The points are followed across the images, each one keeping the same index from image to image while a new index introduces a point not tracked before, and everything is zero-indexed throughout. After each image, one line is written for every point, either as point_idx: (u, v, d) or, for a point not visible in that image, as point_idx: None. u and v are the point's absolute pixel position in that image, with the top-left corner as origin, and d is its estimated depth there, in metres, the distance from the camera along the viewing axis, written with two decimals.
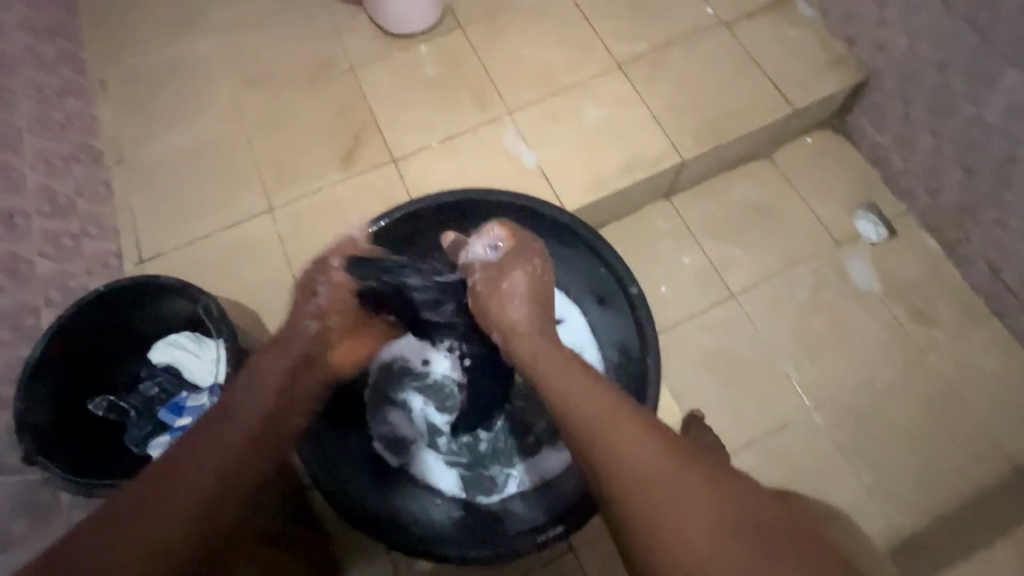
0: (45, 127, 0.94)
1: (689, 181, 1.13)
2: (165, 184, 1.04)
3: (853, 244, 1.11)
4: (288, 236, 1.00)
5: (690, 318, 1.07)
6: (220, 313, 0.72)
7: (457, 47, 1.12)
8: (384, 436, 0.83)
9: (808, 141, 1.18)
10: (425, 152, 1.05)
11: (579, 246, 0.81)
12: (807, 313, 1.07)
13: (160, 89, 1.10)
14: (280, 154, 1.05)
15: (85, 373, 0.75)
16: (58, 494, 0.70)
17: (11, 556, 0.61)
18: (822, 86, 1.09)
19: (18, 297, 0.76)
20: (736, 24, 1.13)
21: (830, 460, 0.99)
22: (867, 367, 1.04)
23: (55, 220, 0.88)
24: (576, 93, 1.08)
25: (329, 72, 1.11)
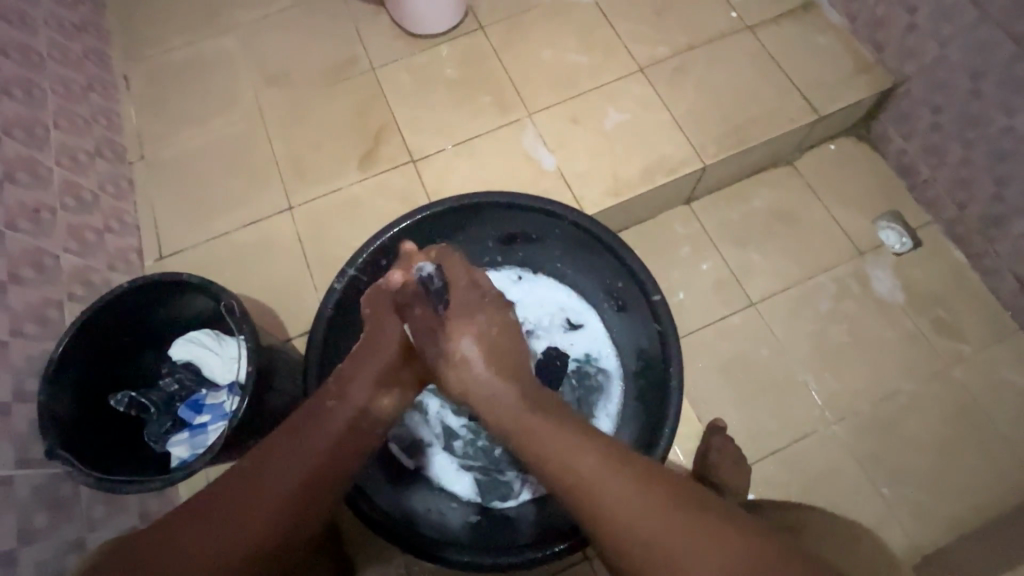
0: (70, 122, 0.95)
1: (710, 188, 1.12)
2: (185, 181, 1.04)
3: (877, 253, 1.09)
4: (307, 235, 1.00)
5: (708, 326, 1.05)
6: (242, 311, 0.71)
7: (477, 49, 1.12)
8: (400, 438, 0.83)
9: (832, 148, 1.16)
10: (443, 154, 1.05)
11: (601, 251, 0.80)
12: (829, 323, 1.05)
13: (184, 86, 1.11)
14: (300, 154, 1.05)
15: (105, 366, 0.75)
16: (78, 488, 0.70)
17: (36, 549, 0.62)
18: (849, 93, 1.07)
19: (43, 291, 0.77)
20: (761, 30, 1.12)
21: (850, 473, 0.97)
22: (891, 381, 1.02)
23: (79, 215, 0.89)
24: (598, 97, 1.08)
25: (350, 72, 1.11)
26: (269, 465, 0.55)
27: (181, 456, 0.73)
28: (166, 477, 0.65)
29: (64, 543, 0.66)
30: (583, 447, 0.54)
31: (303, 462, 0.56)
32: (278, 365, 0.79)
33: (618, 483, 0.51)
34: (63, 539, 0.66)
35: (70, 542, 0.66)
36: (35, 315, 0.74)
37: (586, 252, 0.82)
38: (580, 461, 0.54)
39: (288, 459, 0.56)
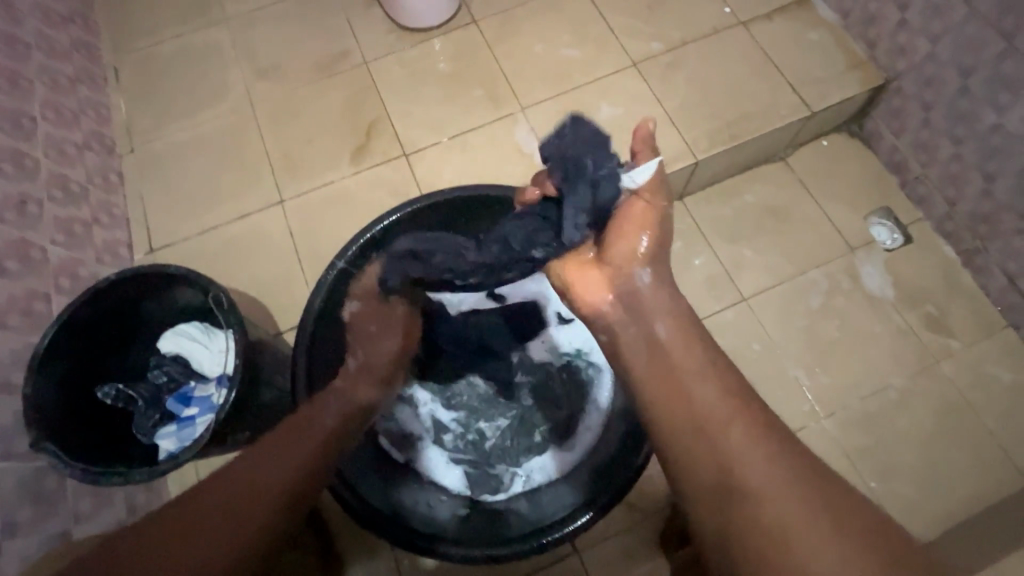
0: (58, 114, 0.94)
1: (702, 184, 1.12)
2: (175, 174, 1.04)
3: (868, 249, 1.10)
4: (298, 229, 1.00)
5: (700, 321, 1.06)
6: (230, 304, 0.71)
7: (471, 43, 1.12)
8: (390, 432, 0.82)
9: (824, 144, 1.16)
10: (436, 148, 1.04)
11: None
12: (819, 319, 1.06)
13: (174, 79, 1.10)
14: (292, 147, 1.05)
15: (93, 359, 0.75)
16: (65, 481, 0.70)
17: (20, 542, 0.61)
18: (840, 90, 1.07)
19: (29, 284, 0.76)
20: (754, 25, 1.12)
21: (839, 468, 0.98)
22: (880, 377, 1.02)
23: (67, 208, 0.88)
24: (591, 92, 1.07)
25: (343, 65, 1.11)
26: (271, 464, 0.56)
27: (169, 448, 0.73)
28: (152, 469, 0.65)
29: (49, 536, 0.65)
30: (718, 386, 0.56)
31: (298, 459, 0.58)
32: (267, 358, 0.79)
33: (740, 436, 0.52)
34: (48, 532, 0.65)
35: (55, 536, 0.66)
36: (21, 307, 0.74)
37: None
38: (706, 397, 0.55)
39: (287, 458, 0.58)
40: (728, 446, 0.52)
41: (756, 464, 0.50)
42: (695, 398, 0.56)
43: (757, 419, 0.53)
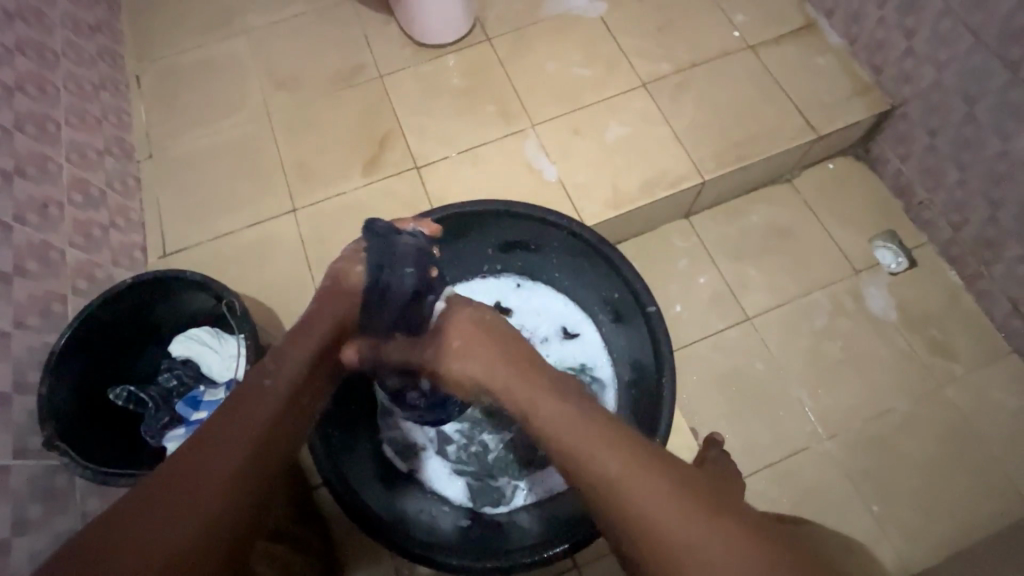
0: (81, 120, 0.97)
1: (709, 203, 1.13)
2: (191, 181, 1.06)
3: (872, 271, 1.10)
4: (309, 238, 1.02)
5: (704, 339, 1.06)
6: (243, 310, 0.72)
7: (484, 59, 1.14)
8: (395, 441, 0.83)
9: (830, 167, 1.18)
10: (447, 162, 1.06)
11: (599, 262, 0.81)
12: (823, 340, 1.06)
13: (194, 88, 1.13)
14: (306, 157, 1.07)
15: (106, 361, 0.76)
16: (74, 480, 0.70)
17: (29, 539, 0.62)
18: (847, 114, 1.09)
19: (47, 284, 0.77)
20: (762, 49, 1.14)
21: (841, 490, 0.97)
22: (883, 399, 1.03)
23: (86, 211, 0.90)
24: (600, 111, 1.10)
25: (358, 78, 1.13)
26: (204, 451, 0.50)
27: None
28: None
29: (57, 534, 0.66)
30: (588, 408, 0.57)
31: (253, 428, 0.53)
32: None
33: (612, 458, 0.51)
34: (56, 530, 0.66)
35: (63, 534, 0.66)
36: (38, 307, 0.75)
37: (584, 262, 0.84)
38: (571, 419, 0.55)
39: (231, 436, 0.51)
40: (604, 473, 0.50)
41: (638, 487, 0.48)
42: (560, 429, 0.55)
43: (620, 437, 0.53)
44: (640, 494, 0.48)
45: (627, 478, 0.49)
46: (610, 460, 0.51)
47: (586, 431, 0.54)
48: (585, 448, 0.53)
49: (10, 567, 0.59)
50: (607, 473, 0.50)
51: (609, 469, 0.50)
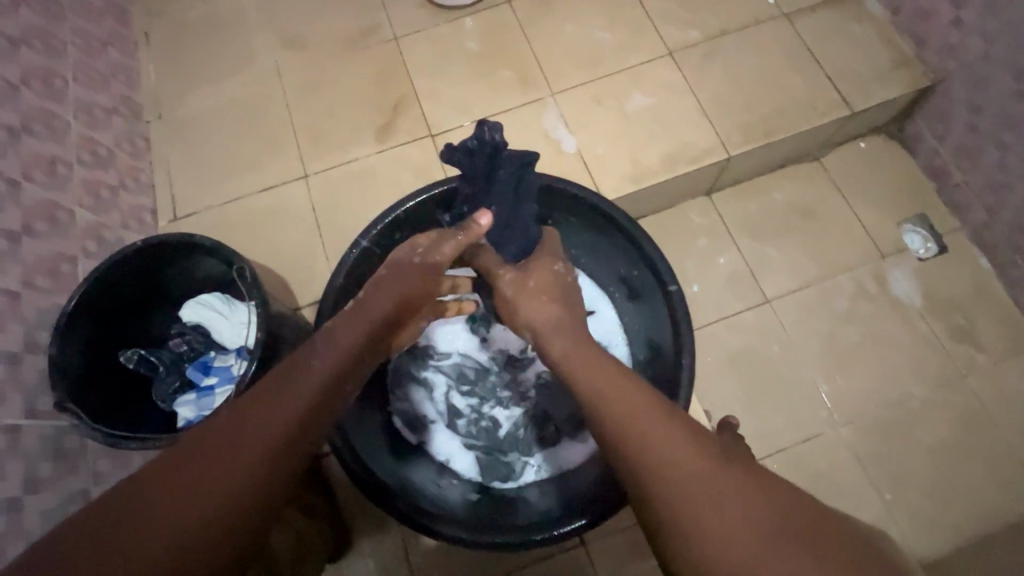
0: (88, 77, 0.94)
1: (731, 180, 1.09)
2: (201, 143, 1.04)
3: (899, 256, 1.07)
4: (321, 205, 0.99)
5: (721, 319, 1.04)
6: (254, 277, 0.71)
7: (503, 22, 1.09)
8: (405, 413, 0.83)
9: (861, 145, 1.13)
10: (462, 130, 1.03)
11: (618, 237, 0.78)
12: (844, 324, 1.03)
13: (203, 47, 1.10)
14: (318, 122, 1.04)
15: (116, 324, 0.75)
16: (85, 441, 0.70)
17: (41, 497, 0.62)
18: (884, 89, 1.03)
19: (56, 246, 0.76)
20: (797, 17, 1.08)
21: (853, 476, 0.96)
22: (903, 387, 1.00)
23: (95, 170, 0.88)
24: (623, 79, 1.05)
25: (371, 40, 1.09)
26: (257, 413, 0.48)
27: (187, 417, 0.72)
28: (172, 436, 0.65)
29: (68, 494, 0.66)
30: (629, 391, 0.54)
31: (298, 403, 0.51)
32: (288, 332, 0.78)
33: (657, 429, 0.49)
34: (67, 490, 0.66)
35: (75, 494, 0.67)
36: (47, 268, 0.74)
37: (603, 237, 0.81)
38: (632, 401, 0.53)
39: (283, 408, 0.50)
40: (645, 438, 0.49)
41: (680, 458, 0.46)
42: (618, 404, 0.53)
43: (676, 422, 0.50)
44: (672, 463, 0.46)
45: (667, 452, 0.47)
46: (656, 432, 0.49)
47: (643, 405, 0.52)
48: (634, 422, 0.51)
49: (22, 525, 0.59)
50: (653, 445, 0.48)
51: (656, 439, 0.48)
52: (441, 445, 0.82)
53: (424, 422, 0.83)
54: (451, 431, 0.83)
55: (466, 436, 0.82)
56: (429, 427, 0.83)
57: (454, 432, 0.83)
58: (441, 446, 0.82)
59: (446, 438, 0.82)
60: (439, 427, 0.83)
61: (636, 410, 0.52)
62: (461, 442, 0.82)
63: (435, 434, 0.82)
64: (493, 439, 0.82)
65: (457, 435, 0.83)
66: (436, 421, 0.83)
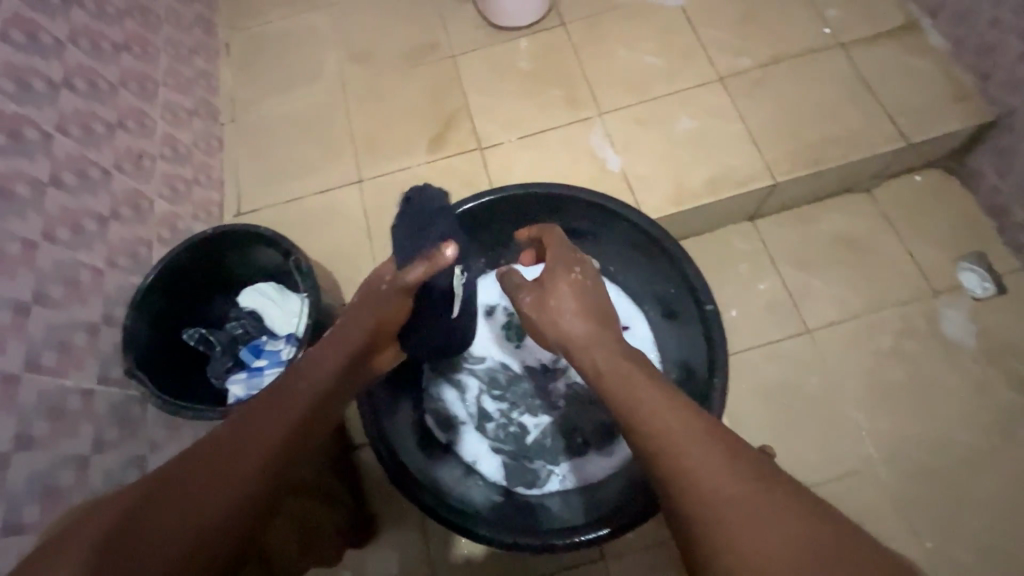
0: (176, 81, 1.03)
1: (776, 208, 1.09)
2: (268, 145, 1.12)
3: (953, 294, 1.03)
4: (372, 209, 1.05)
5: (757, 346, 1.02)
6: (308, 269, 0.76)
7: (557, 44, 1.13)
8: (436, 411, 0.86)
9: (916, 179, 1.10)
10: (510, 144, 1.07)
11: (657, 255, 0.79)
12: (889, 361, 1.00)
13: (277, 58, 1.19)
14: (376, 131, 1.10)
15: (184, 305, 0.82)
16: (146, 411, 0.76)
17: (105, 458, 0.68)
18: (943, 122, 1.01)
19: (137, 231, 0.84)
20: (853, 48, 1.07)
21: (892, 520, 0.92)
22: (952, 431, 0.96)
23: (174, 165, 0.97)
24: (672, 103, 1.06)
25: (430, 57, 1.15)
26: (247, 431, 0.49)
27: (237, 394, 0.77)
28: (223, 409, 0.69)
29: (128, 458, 0.71)
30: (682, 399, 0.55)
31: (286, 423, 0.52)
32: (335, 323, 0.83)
33: (688, 443, 0.48)
34: (127, 453, 0.72)
35: (133, 459, 0.72)
36: (128, 251, 0.81)
37: (642, 255, 0.82)
38: (661, 409, 0.52)
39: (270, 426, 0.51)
40: (672, 447, 0.49)
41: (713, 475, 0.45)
42: (647, 414, 0.52)
43: (709, 433, 0.49)
44: (705, 480, 0.45)
45: (698, 464, 0.46)
46: (686, 443, 0.48)
47: (671, 416, 0.51)
48: (664, 431, 0.50)
49: (88, 480, 0.64)
50: (684, 459, 0.47)
51: (688, 457, 0.47)
52: (468, 448, 0.84)
53: (454, 423, 0.85)
54: (479, 434, 0.85)
55: (494, 441, 0.84)
56: (458, 428, 0.85)
57: (483, 436, 0.85)
58: (469, 448, 0.84)
59: (473, 442, 0.84)
60: (468, 430, 0.85)
61: (664, 416, 0.51)
62: (488, 445, 0.84)
63: (465, 436, 0.85)
64: (520, 446, 0.84)
65: (485, 439, 0.85)
66: (465, 424, 0.85)
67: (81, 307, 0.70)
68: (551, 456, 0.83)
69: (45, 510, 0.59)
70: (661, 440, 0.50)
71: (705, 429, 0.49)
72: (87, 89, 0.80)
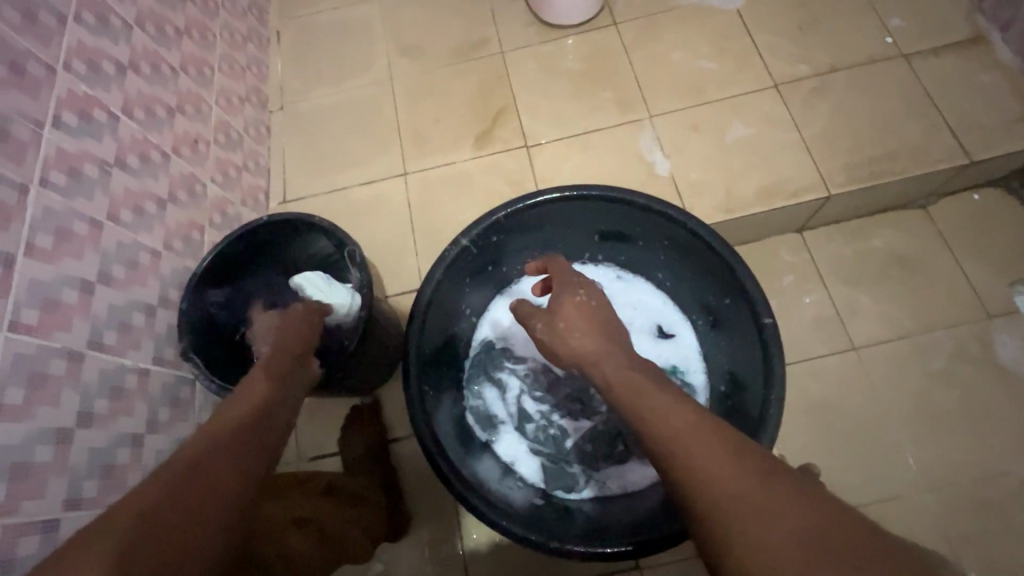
0: (230, 67, 1.04)
1: (826, 220, 1.06)
2: (315, 135, 1.12)
3: (1009, 319, 0.99)
4: (416, 203, 1.05)
5: (800, 361, 1.00)
6: (362, 260, 0.76)
7: (608, 44, 1.12)
8: (477, 410, 0.86)
9: (975, 197, 1.07)
10: (557, 144, 1.06)
11: (712, 264, 0.77)
12: (938, 385, 0.97)
13: (327, 48, 1.19)
14: (423, 124, 1.10)
15: (236, 289, 0.84)
16: (195, 393, 0.77)
17: (156, 438, 0.69)
18: (1009, 140, 0.97)
19: (191, 215, 0.85)
20: (917, 60, 1.04)
21: (934, 547, 0.89)
22: (1002, 460, 0.93)
23: (226, 151, 0.98)
24: (725, 108, 1.04)
25: (479, 52, 1.15)
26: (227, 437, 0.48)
27: None
28: None
29: (177, 439, 0.73)
30: None
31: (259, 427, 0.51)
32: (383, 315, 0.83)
33: (707, 448, 0.47)
34: (177, 434, 0.73)
35: (182, 440, 0.73)
36: (183, 234, 0.82)
37: (695, 263, 0.80)
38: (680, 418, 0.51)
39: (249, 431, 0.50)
40: (690, 452, 0.48)
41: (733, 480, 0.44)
42: (666, 421, 0.51)
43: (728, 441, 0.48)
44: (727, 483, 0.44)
45: (715, 469, 0.45)
46: (705, 448, 0.47)
47: (691, 423, 0.50)
48: (682, 438, 0.49)
49: (140, 459, 0.66)
50: (702, 465, 0.46)
51: (705, 464, 0.46)
52: (507, 449, 0.84)
53: (494, 422, 0.85)
54: (518, 436, 0.85)
55: (534, 443, 0.84)
56: (498, 428, 0.85)
57: (522, 438, 0.84)
58: (508, 449, 0.84)
59: (512, 443, 0.84)
60: (508, 430, 0.85)
61: (678, 423, 0.50)
62: (528, 447, 0.84)
63: (505, 436, 0.85)
64: (560, 449, 0.83)
65: (525, 441, 0.84)
66: (504, 424, 0.85)
67: (140, 288, 0.71)
68: (590, 461, 0.82)
69: (102, 486, 0.60)
70: (680, 447, 0.48)
71: (718, 434, 0.48)
72: (151, 73, 0.81)
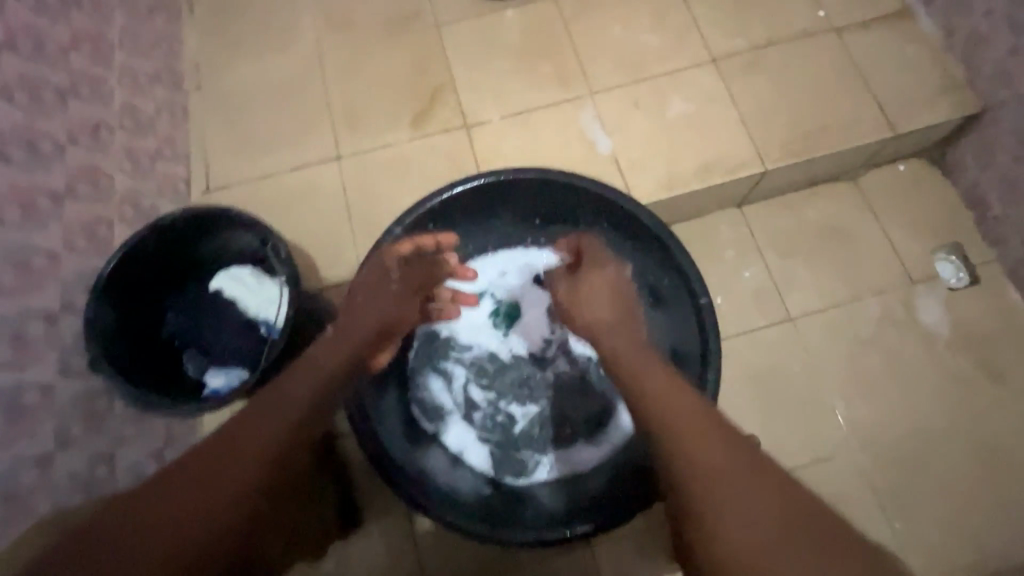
0: (134, 43, 0.95)
1: (763, 195, 1.09)
2: (238, 116, 1.04)
3: (930, 283, 1.05)
4: (352, 188, 1.00)
5: (741, 333, 1.03)
6: (288, 254, 0.73)
7: (547, 17, 1.08)
8: (422, 401, 0.83)
9: (900, 168, 1.11)
10: (498, 123, 1.02)
11: (651, 244, 0.78)
12: (867, 349, 1.02)
13: (246, 20, 1.10)
14: (356, 103, 1.04)
15: (153, 289, 0.78)
16: (113, 404, 0.72)
17: (69, 457, 0.64)
18: (930, 112, 1.01)
19: (95, 209, 0.77)
20: (847, 33, 1.06)
21: (863, 501, 0.95)
22: (922, 416, 0.99)
23: (135, 137, 0.89)
24: (664, 84, 1.04)
25: (413, 25, 1.09)
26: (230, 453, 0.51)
27: (216, 385, 0.76)
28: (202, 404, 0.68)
29: (95, 454, 0.68)
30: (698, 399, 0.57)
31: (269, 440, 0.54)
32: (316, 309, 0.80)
33: (702, 436, 0.52)
34: (94, 450, 0.68)
35: (100, 455, 0.68)
36: (86, 231, 0.75)
37: (634, 244, 0.81)
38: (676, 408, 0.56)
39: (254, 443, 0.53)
40: (685, 438, 0.52)
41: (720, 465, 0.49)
42: (666, 409, 0.56)
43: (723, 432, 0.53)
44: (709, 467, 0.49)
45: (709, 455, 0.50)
46: (698, 436, 0.52)
47: (686, 416, 0.55)
48: (681, 426, 0.54)
49: (51, 481, 0.61)
50: (695, 450, 0.51)
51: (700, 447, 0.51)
52: (456, 438, 0.82)
53: (442, 412, 0.83)
54: (467, 425, 0.83)
55: (483, 431, 0.83)
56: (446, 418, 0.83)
57: (471, 426, 0.83)
58: (456, 439, 0.82)
59: (461, 433, 0.82)
60: (457, 420, 0.83)
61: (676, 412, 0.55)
62: (477, 436, 0.83)
63: (453, 426, 0.83)
64: (509, 435, 0.83)
65: (474, 430, 0.83)
66: (451, 414, 0.83)
67: (36, 295, 0.65)
68: (540, 446, 0.82)
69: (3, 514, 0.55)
70: (676, 433, 0.53)
71: (716, 425, 0.53)
72: (34, 51, 0.72)
